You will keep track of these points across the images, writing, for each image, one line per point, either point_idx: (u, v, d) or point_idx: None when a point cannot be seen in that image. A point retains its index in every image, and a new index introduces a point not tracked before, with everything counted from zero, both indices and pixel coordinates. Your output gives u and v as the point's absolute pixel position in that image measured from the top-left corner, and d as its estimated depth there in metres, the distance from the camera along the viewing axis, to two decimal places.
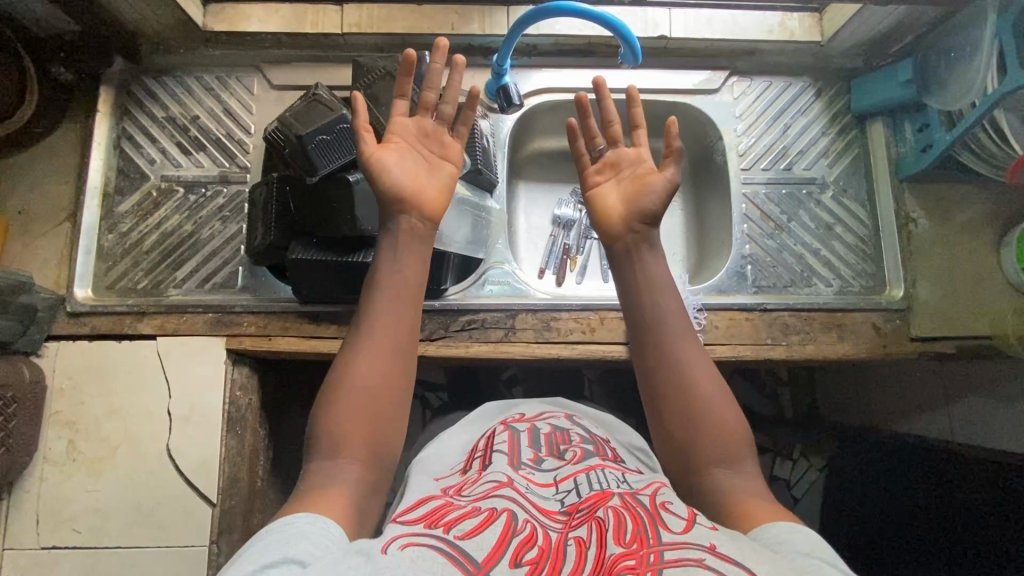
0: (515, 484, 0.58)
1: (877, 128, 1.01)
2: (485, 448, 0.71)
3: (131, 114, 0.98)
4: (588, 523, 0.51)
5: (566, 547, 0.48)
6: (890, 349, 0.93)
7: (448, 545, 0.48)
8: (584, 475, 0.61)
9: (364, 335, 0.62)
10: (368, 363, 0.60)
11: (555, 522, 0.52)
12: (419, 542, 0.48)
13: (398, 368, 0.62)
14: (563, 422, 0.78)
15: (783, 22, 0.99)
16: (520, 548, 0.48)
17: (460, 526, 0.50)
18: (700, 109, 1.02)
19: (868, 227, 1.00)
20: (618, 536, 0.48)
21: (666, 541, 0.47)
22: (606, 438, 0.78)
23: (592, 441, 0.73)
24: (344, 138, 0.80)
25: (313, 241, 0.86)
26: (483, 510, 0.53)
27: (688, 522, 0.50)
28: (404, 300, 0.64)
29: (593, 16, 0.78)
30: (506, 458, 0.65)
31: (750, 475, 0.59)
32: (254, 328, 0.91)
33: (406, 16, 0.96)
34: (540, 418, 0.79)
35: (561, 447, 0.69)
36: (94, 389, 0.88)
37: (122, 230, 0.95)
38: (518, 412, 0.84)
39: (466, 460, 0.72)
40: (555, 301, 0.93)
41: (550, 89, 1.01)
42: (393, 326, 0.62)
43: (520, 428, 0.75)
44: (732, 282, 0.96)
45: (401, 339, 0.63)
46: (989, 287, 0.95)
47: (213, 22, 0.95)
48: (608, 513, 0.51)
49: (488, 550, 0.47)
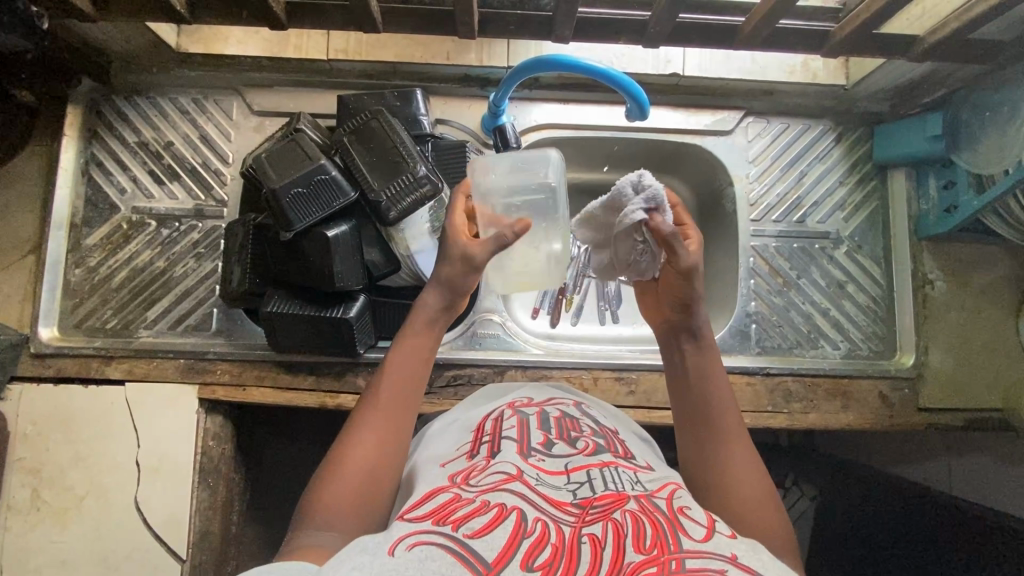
0: (524, 477, 0.50)
1: (899, 179, 0.94)
2: (492, 431, 0.59)
3: (100, 137, 0.91)
4: (604, 521, 0.44)
5: (580, 545, 0.41)
6: (896, 420, 0.88)
7: (457, 545, 0.41)
8: (599, 469, 0.52)
9: (369, 411, 0.57)
10: (370, 438, 0.55)
11: (567, 515, 0.45)
12: (427, 540, 0.41)
13: (399, 445, 0.57)
14: (573, 409, 0.66)
15: (807, 62, 0.92)
16: (531, 551, 0.41)
17: (470, 525, 0.43)
18: (711, 152, 0.95)
19: (881, 287, 0.94)
20: (638, 541, 0.41)
21: (687, 547, 0.41)
22: (615, 428, 0.65)
23: (603, 434, 0.61)
24: (321, 191, 0.74)
25: (290, 292, 0.81)
26: (493, 505, 0.45)
27: (708, 530, 0.44)
28: (412, 376, 0.60)
29: (597, 73, 0.74)
30: (514, 445, 0.55)
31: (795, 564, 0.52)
32: (227, 377, 0.86)
33: (398, 43, 0.89)
34: (550, 402, 0.67)
35: (572, 434, 0.58)
36: (58, 437, 0.83)
37: (89, 265, 0.89)
38: (522, 391, 0.71)
39: (473, 440, 0.59)
40: (547, 358, 0.88)
41: (552, 125, 0.93)
42: (397, 405, 0.58)
43: (528, 411, 0.63)
44: (735, 342, 0.91)
45: (406, 415, 0.58)
46: (1004, 358, 0.90)
47: (188, 43, 0.87)
48: (626, 515, 0.44)
49: (498, 550, 0.40)
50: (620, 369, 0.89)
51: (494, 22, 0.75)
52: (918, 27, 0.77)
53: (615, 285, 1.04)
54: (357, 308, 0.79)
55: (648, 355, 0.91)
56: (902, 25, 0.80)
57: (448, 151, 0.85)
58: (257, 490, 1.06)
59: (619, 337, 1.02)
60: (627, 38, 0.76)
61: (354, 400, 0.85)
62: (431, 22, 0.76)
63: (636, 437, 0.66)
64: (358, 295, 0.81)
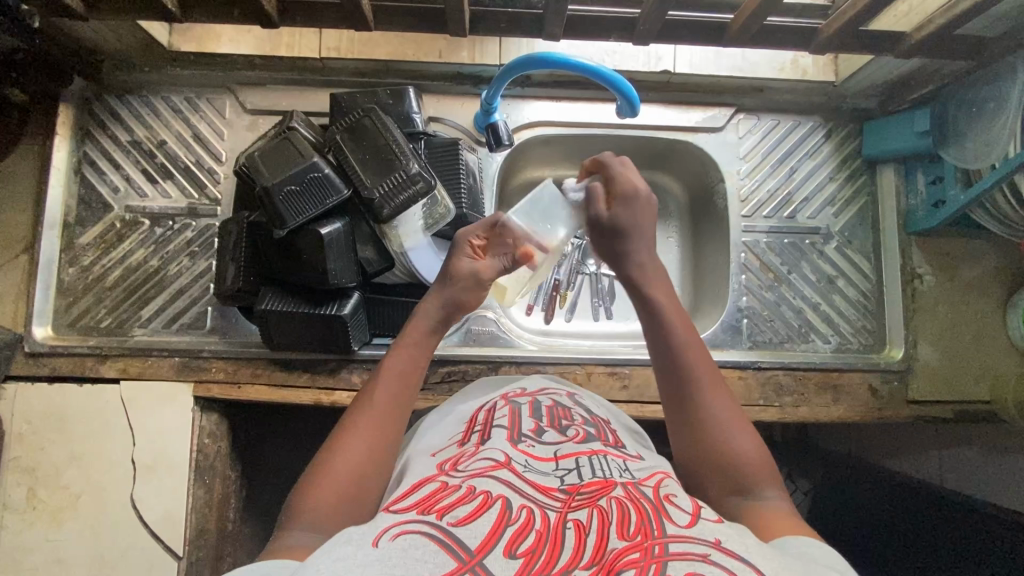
0: (512, 464, 0.50)
1: (887, 175, 0.96)
2: (483, 421, 0.60)
3: (93, 137, 0.91)
4: (589, 508, 0.44)
5: (564, 531, 0.42)
6: (885, 412, 0.90)
7: (441, 533, 0.41)
8: (588, 457, 0.52)
9: (360, 415, 0.58)
10: (361, 438, 0.56)
11: (553, 501, 0.46)
12: (411, 529, 0.42)
13: (390, 446, 0.57)
14: (565, 398, 0.67)
15: (796, 59, 0.93)
16: (514, 538, 0.41)
17: (455, 513, 0.44)
18: (703, 149, 0.96)
19: (871, 281, 0.95)
20: (622, 528, 0.42)
21: (671, 533, 0.42)
22: (607, 418, 0.66)
23: (594, 423, 0.61)
24: (314, 189, 0.75)
25: (284, 289, 0.81)
26: (478, 493, 0.46)
27: (693, 517, 0.45)
28: (405, 378, 0.61)
29: (588, 70, 0.74)
30: (505, 432, 0.56)
31: (775, 501, 0.51)
32: (222, 375, 0.86)
33: (390, 42, 0.90)
34: (543, 392, 0.68)
35: (563, 423, 0.59)
36: (53, 436, 0.83)
37: (83, 264, 0.89)
38: (515, 385, 0.72)
39: (463, 431, 0.60)
40: (541, 354, 0.89)
41: (544, 123, 0.94)
42: (388, 409, 0.59)
43: (520, 400, 0.64)
44: (726, 336, 0.92)
45: (398, 417, 0.59)
46: (990, 350, 0.91)
47: (180, 41, 0.88)
48: (611, 503, 0.45)
49: (482, 537, 0.41)
50: (613, 364, 0.89)
51: (486, 21, 0.76)
52: (905, 24, 0.78)
53: (609, 280, 1.03)
54: (351, 305, 0.80)
55: (641, 351, 0.92)
56: (889, 22, 0.80)
57: (441, 149, 0.85)
58: (253, 488, 1.07)
59: (613, 333, 1.03)
60: (618, 36, 0.77)
61: (349, 397, 0.86)
62: (423, 21, 0.76)
63: (629, 427, 0.66)
64: (352, 292, 0.82)
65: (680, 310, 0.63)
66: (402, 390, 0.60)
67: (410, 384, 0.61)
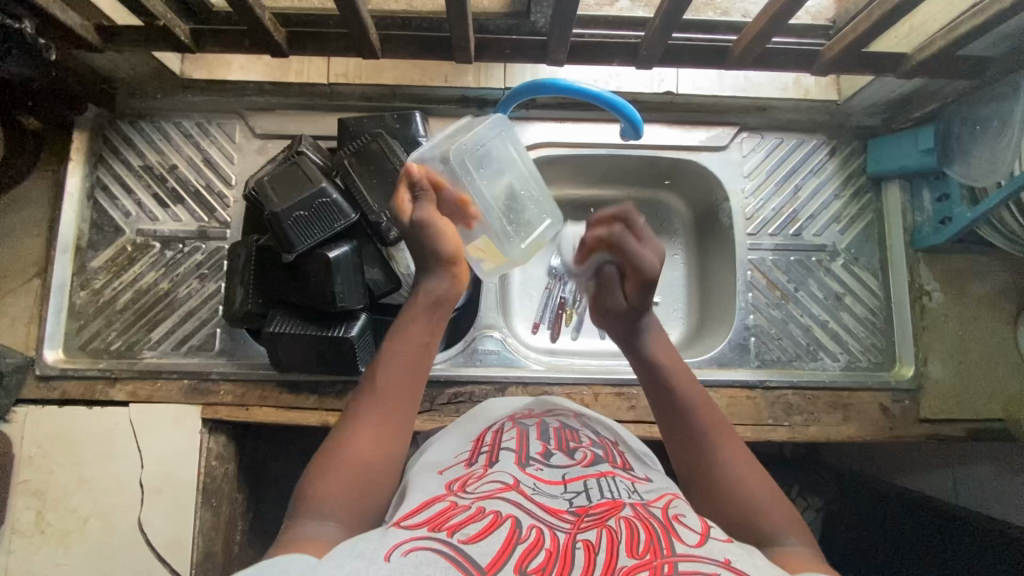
0: (521, 486, 0.50)
1: (892, 193, 0.96)
2: (491, 443, 0.60)
3: (105, 161, 0.92)
4: (598, 528, 0.44)
5: (574, 551, 0.42)
6: (897, 432, 0.89)
7: (452, 550, 0.41)
8: (596, 479, 0.52)
9: (367, 399, 0.57)
10: (370, 425, 0.56)
11: (563, 522, 0.45)
12: (423, 546, 0.41)
13: (398, 432, 0.57)
14: (573, 420, 0.66)
15: (798, 79, 0.94)
16: (526, 555, 0.41)
17: (465, 530, 0.43)
18: (707, 168, 0.96)
19: (879, 298, 0.95)
20: (631, 547, 0.42)
21: (680, 552, 0.41)
22: (615, 440, 0.65)
23: (602, 444, 0.61)
24: (322, 214, 0.76)
25: (291, 313, 0.81)
26: (489, 512, 0.45)
27: (702, 536, 0.44)
28: (411, 358, 0.60)
29: (590, 95, 0.75)
30: (513, 455, 0.56)
31: (800, 547, 0.50)
32: (230, 398, 0.87)
33: (396, 68, 0.91)
34: (550, 413, 0.68)
35: (571, 445, 0.59)
36: (62, 460, 0.83)
37: (95, 287, 0.90)
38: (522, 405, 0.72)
39: (472, 450, 0.59)
40: (548, 374, 0.89)
41: (547, 144, 0.94)
42: (394, 395, 0.58)
43: (528, 422, 0.64)
44: (734, 355, 0.92)
45: (404, 404, 0.58)
46: (1002, 366, 0.90)
47: (192, 68, 0.90)
48: (621, 523, 0.45)
49: (493, 554, 0.41)
50: (620, 384, 0.89)
51: (491, 48, 0.77)
52: (906, 45, 0.79)
53: None
54: (358, 327, 0.80)
55: None
56: (890, 43, 0.82)
57: None
58: (260, 510, 1.07)
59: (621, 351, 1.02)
60: (621, 60, 0.78)
61: None
62: (430, 47, 0.77)
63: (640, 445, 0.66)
64: (359, 314, 0.82)
65: (686, 369, 0.64)
66: (406, 372, 0.59)
67: (416, 368, 0.60)
